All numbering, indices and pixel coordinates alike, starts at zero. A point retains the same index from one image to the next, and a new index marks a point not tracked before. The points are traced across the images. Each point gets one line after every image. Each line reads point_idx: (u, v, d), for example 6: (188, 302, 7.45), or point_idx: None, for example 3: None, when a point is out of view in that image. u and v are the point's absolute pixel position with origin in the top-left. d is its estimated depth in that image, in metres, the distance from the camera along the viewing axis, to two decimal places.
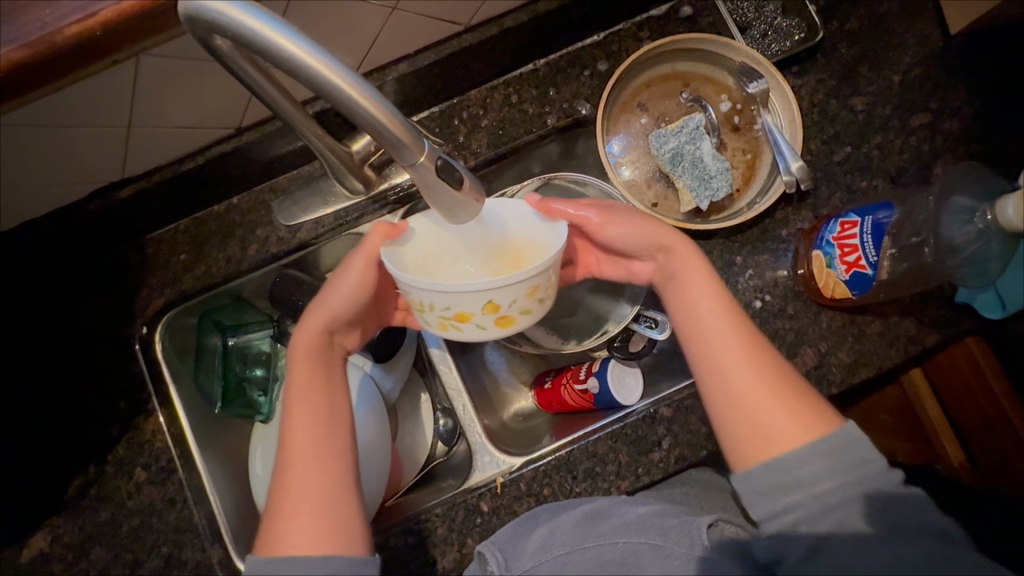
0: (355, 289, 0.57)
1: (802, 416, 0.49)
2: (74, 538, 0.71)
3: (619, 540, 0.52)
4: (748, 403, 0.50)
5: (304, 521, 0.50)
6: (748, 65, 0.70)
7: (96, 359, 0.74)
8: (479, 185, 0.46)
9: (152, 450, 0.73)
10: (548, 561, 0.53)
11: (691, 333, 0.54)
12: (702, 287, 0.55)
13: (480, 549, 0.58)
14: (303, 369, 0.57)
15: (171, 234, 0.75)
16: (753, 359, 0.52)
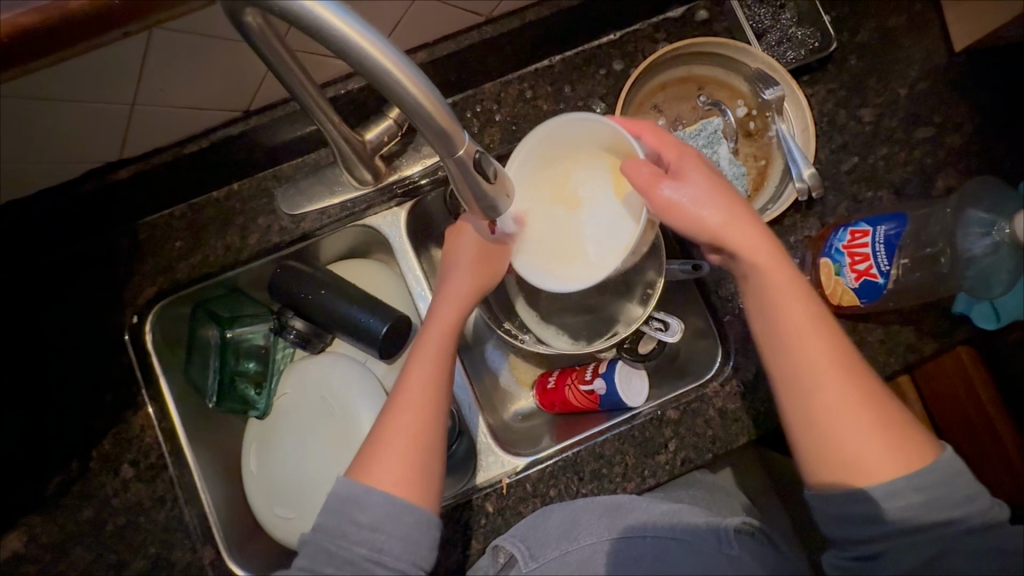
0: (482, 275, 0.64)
1: (894, 438, 0.51)
2: (53, 538, 0.67)
3: (649, 534, 0.58)
4: (829, 408, 0.52)
5: (392, 472, 0.54)
6: (764, 72, 0.71)
7: (82, 349, 0.70)
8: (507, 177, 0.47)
9: (142, 447, 0.69)
10: (574, 551, 0.59)
11: (782, 322, 0.54)
12: (794, 281, 0.55)
13: (500, 542, 0.64)
14: (436, 330, 0.62)
15: (166, 219, 0.72)
16: (850, 357, 0.53)
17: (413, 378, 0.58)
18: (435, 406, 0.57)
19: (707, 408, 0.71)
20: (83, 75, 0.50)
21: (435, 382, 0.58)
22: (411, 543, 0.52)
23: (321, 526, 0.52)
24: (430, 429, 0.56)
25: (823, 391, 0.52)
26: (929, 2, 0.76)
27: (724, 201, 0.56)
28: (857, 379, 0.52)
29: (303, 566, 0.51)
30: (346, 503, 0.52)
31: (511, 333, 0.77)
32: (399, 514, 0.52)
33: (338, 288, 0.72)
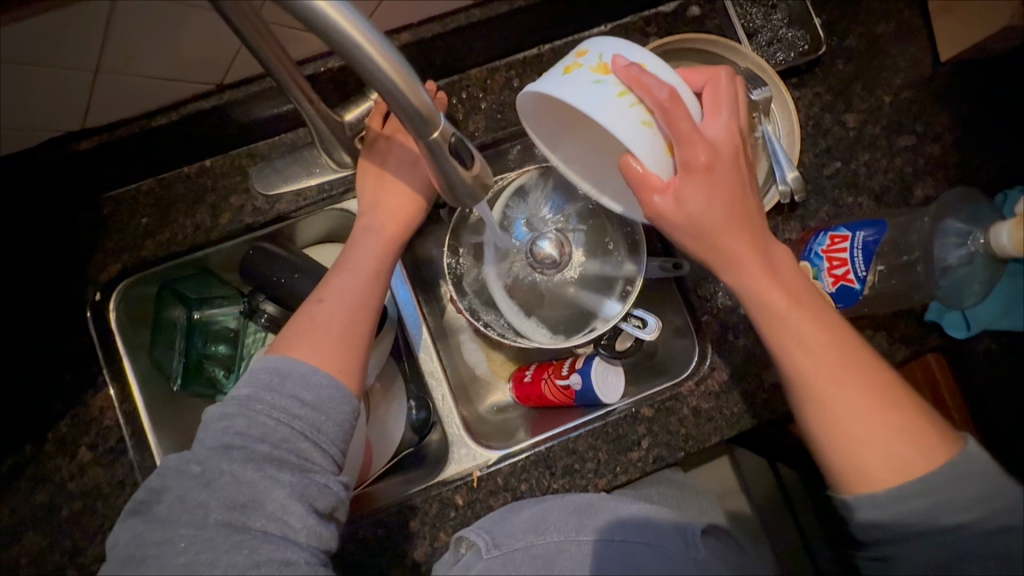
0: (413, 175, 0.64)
1: (908, 455, 0.50)
2: (5, 522, 0.65)
3: (617, 538, 0.58)
4: (838, 423, 0.51)
5: (323, 344, 0.54)
6: (753, 72, 0.71)
7: (40, 327, 0.67)
8: (486, 171, 0.44)
9: (100, 430, 0.67)
10: (542, 544, 0.59)
11: (776, 328, 0.53)
12: (806, 298, 0.53)
13: (467, 533, 0.63)
14: (371, 229, 0.62)
15: (133, 194, 0.69)
16: (858, 361, 0.52)
17: (353, 267, 0.60)
18: (367, 292, 0.59)
19: (682, 407, 0.71)
20: (44, 39, 0.47)
21: (379, 270, 0.61)
22: (334, 423, 0.52)
23: (250, 398, 0.51)
24: (364, 321, 0.57)
25: (820, 406, 0.52)
26: (918, 10, 0.76)
27: (729, 219, 0.52)
28: (862, 394, 0.51)
29: (232, 441, 0.49)
30: (275, 378, 0.52)
31: (511, 338, 0.70)
32: (336, 394, 0.53)
33: (311, 273, 0.70)
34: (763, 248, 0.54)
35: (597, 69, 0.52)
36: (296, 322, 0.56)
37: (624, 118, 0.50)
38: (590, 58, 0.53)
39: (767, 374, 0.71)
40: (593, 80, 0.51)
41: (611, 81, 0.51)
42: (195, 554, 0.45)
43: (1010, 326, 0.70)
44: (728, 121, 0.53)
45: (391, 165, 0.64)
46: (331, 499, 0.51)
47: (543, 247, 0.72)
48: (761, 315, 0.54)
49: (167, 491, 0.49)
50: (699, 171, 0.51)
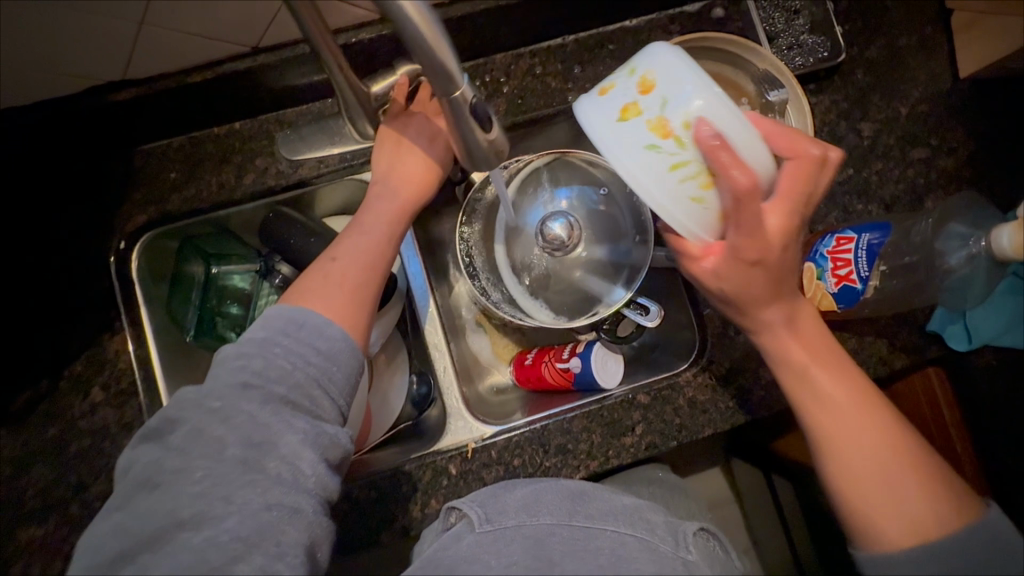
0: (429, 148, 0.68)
1: (926, 511, 0.50)
2: (15, 454, 0.67)
3: (610, 528, 0.59)
4: (859, 478, 0.53)
5: (335, 298, 0.57)
6: (771, 74, 0.72)
7: (66, 269, 0.70)
8: (502, 145, 0.47)
9: (114, 371, 0.69)
10: (533, 524, 0.59)
11: (801, 380, 0.56)
12: (827, 351, 0.57)
13: (460, 506, 0.63)
14: (385, 201, 0.65)
15: (164, 149, 0.72)
16: (883, 419, 0.54)
17: (366, 229, 0.62)
18: (379, 256, 0.61)
19: (677, 397, 0.72)
20: None
21: (392, 238, 0.63)
22: (340, 377, 0.54)
23: (267, 341, 0.52)
24: (373, 280, 0.60)
25: (841, 460, 0.54)
26: (940, 26, 0.78)
27: (769, 282, 0.53)
28: (884, 446, 0.53)
29: (249, 380, 0.50)
30: (288, 323, 0.53)
31: (512, 314, 0.72)
32: (347, 347, 0.55)
33: (327, 239, 0.73)
34: (794, 311, 0.56)
35: (655, 126, 0.49)
36: (306, 276, 0.58)
37: (671, 192, 0.50)
38: (652, 102, 0.50)
39: (764, 371, 0.72)
40: (648, 141, 0.49)
41: (669, 147, 0.49)
42: (208, 486, 0.46)
43: (1014, 343, 0.70)
44: (790, 209, 0.51)
45: (411, 137, 0.67)
46: (339, 450, 0.52)
47: (553, 229, 0.73)
48: (791, 368, 0.57)
49: (183, 420, 0.49)
50: (745, 261, 0.51)
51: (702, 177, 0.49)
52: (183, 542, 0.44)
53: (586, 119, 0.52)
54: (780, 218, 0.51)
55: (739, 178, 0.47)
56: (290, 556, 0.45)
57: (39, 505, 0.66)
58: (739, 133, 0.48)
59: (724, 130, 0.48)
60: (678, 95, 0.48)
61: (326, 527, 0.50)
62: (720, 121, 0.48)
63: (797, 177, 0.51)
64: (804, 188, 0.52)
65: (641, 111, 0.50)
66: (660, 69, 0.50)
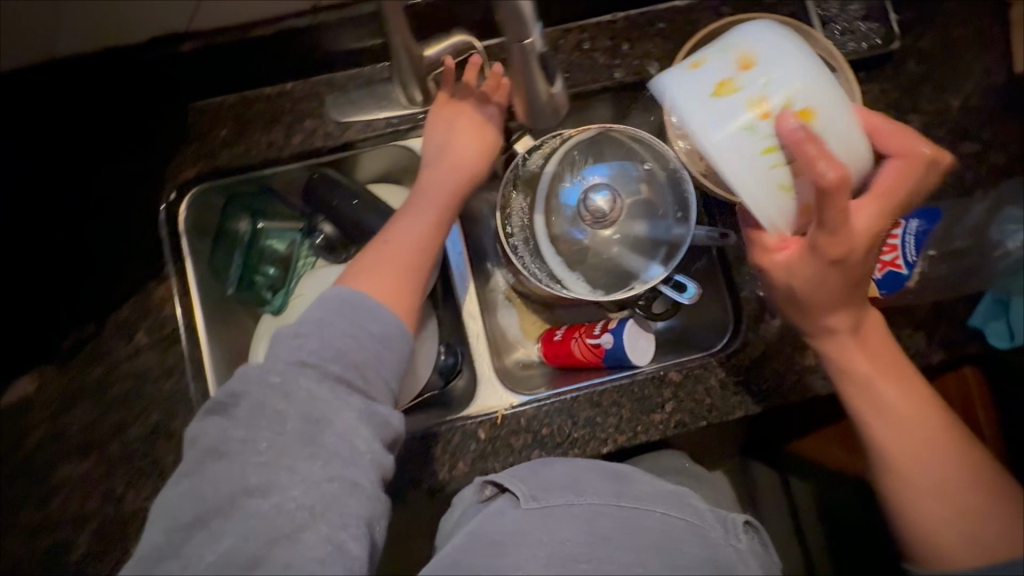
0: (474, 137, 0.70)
1: (976, 522, 0.54)
2: (61, 390, 0.69)
3: (656, 510, 0.61)
4: (917, 492, 0.55)
5: (386, 284, 0.59)
6: (824, 59, 0.71)
7: (119, 215, 0.72)
8: (562, 104, 0.52)
9: (158, 317, 0.71)
10: (581, 504, 0.60)
11: (875, 406, 0.57)
12: (886, 362, 0.57)
13: (502, 478, 0.63)
14: (432, 187, 0.68)
15: (216, 108, 0.73)
16: (954, 449, 0.56)
17: (417, 213, 0.66)
18: (427, 242, 0.64)
19: (709, 377, 0.72)
20: None
21: (436, 228, 0.65)
22: (394, 358, 0.56)
23: (322, 320, 0.54)
24: (422, 263, 0.63)
25: (903, 477, 0.56)
26: (998, 20, 0.76)
27: (849, 280, 0.53)
28: (955, 474, 0.55)
29: (307, 359, 0.52)
30: (343, 305, 0.56)
31: (548, 283, 0.74)
32: (399, 331, 0.57)
33: (369, 202, 0.75)
34: (859, 318, 0.57)
35: (753, 105, 0.48)
36: (371, 251, 0.62)
37: (760, 174, 0.48)
38: (750, 82, 0.49)
39: (798, 357, 0.72)
40: (742, 118, 0.48)
41: (764, 129, 0.47)
42: (274, 456, 0.48)
43: None
44: (874, 211, 0.51)
45: (460, 125, 0.69)
46: (391, 431, 0.53)
47: (595, 202, 0.73)
48: (866, 393, 0.57)
49: (247, 393, 0.50)
50: (826, 258, 0.51)
51: (792, 166, 0.48)
52: (257, 506, 0.46)
53: (674, 91, 0.50)
54: (868, 218, 0.51)
55: (827, 172, 0.44)
56: (352, 528, 0.46)
57: (82, 441, 0.69)
58: (835, 125, 0.47)
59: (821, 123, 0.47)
60: (782, 76, 0.48)
61: (382, 507, 0.50)
62: (826, 106, 0.47)
63: (896, 176, 0.52)
64: (902, 187, 0.52)
65: (739, 88, 0.49)
66: (764, 51, 0.49)
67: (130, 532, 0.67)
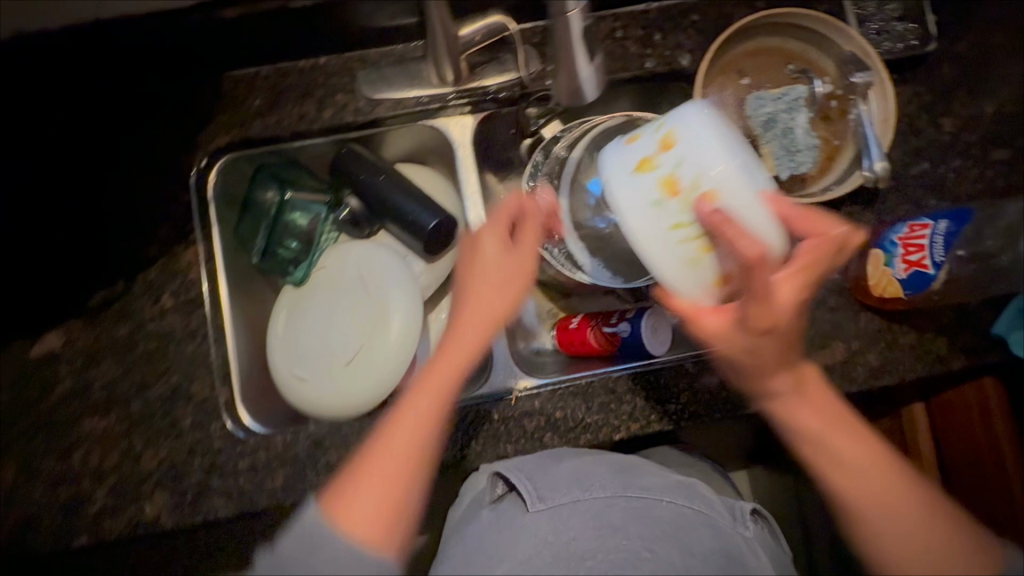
0: (504, 291, 0.60)
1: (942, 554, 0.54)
2: (87, 347, 0.71)
3: (665, 499, 0.63)
4: (885, 535, 0.55)
5: (368, 522, 0.52)
6: (857, 56, 0.71)
7: (151, 179, 0.74)
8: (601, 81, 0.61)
9: (184, 281, 0.73)
10: (588, 500, 0.62)
11: (832, 459, 0.57)
12: (835, 417, 0.58)
13: (510, 474, 0.65)
14: (446, 360, 0.58)
15: (251, 78, 0.74)
16: (903, 485, 0.56)
17: (427, 394, 0.57)
18: (424, 441, 0.56)
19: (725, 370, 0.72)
20: None
21: (437, 408, 0.57)
22: None
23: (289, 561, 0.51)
24: (416, 477, 0.55)
25: (866, 520, 0.56)
26: None
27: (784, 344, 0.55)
28: (913, 512, 0.55)
29: None
30: (308, 546, 0.52)
31: (568, 267, 0.75)
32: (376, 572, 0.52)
33: (396, 180, 0.75)
34: (802, 377, 0.57)
35: (665, 185, 0.48)
36: (365, 452, 0.56)
37: (672, 253, 0.49)
38: (669, 160, 0.48)
39: (816, 356, 0.71)
40: (655, 200, 0.49)
41: (675, 207, 0.48)
42: None
43: None
44: (798, 283, 0.52)
45: (487, 274, 0.60)
46: None
47: None
48: (823, 449, 0.57)
49: None
50: (756, 329, 0.53)
51: (704, 241, 0.48)
52: None
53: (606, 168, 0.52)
54: (792, 290, 0.52)
55: (742, 248, 0.46)
56: None
57: (104, 398, 0.70)
58: (746, 205, 0.46)
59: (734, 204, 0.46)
60: (694, 153, 0.47)
61: None
62: (729, 186, 0.46)
63: (814, 255, 0.52)
64: (822, 263, 0.53)
65: (656, 167, 0.49)
66: (684, 128, 0.47)
67: (146, 490, 0.68)
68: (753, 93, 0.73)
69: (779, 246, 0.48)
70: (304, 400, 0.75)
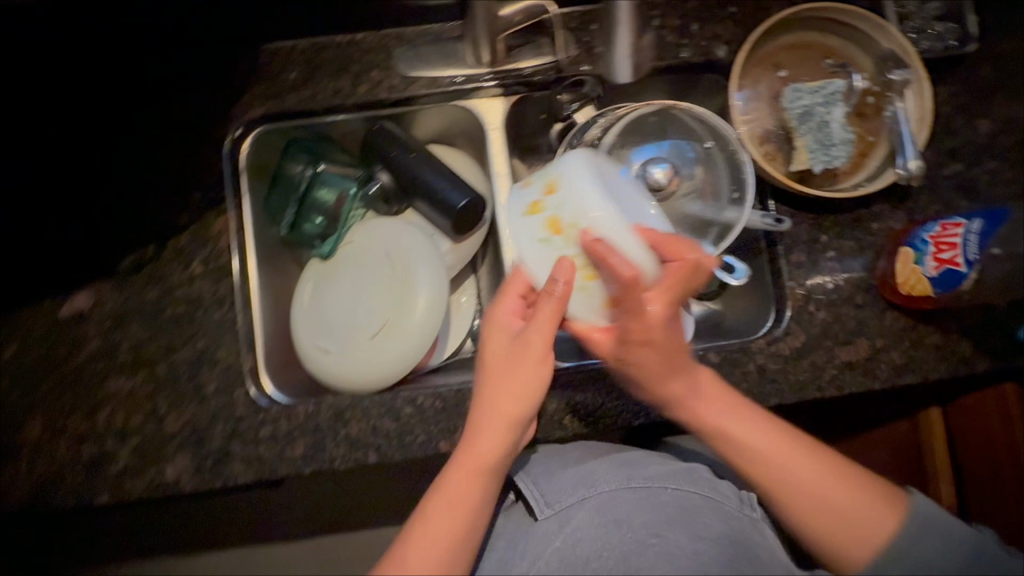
0: (524, 401, 0.58)
1: (875, 514, 0.58)
2: (117, 308, 0.72)
3: (671, 486, 0.64)
4: (818, 511, 0.58)
5: None
6: (897, 53, 0.70)
7: (186, 146, 0.74)
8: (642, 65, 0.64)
9: (214, 249, 0.73)
10: (592, 496, 0.64)
11: (740, 446, 0.60)
12: (732, 405, 0.61)
13: (518, 479, 0.69)
14: (467, 477, 0.57)
15: (288, 50, 0.75)
16: (816, 458, 0.60)
17: (453, 511, 0.57)
18: (452, 555, 0.56)
19: (748, 362, 0.71)
20: None
21: (460, 525, 0.57)
22: None
23: None
24: None
25: (789, 500, 0.59)
26: None
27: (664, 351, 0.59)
28: (835, 484, 0.59)
29: None
30: None
31: None
32: None
33: (426, 157, 0.76)
34: (695, 377, 0.61)
35: (551, 224, 0.57)
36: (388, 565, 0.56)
37: None
38: (554, 203, 0.57)
39: (840, 352, 0.71)
40: (544, 237, 0.57)
41: (561, 242, 0.57)
42: None
43: None
44: (667, 299, 0.57)
45: (505, 386, 0.58)
46: None
47: (654, 174, 0.74)
48: (712, 436, 0.61)
49: None
50: (633, 338, 0.58)
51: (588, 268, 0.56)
52: None
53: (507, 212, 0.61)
54: (661, 306, 0.57)
55: (620, 272, 0.53)
56: None
57: (132, 359, 0.71)
58: (616, 235, 0.54)
59: (609, 236, 0.54)
60: (573, 198, 0.55)
61: None
62: (600, 221, 0.54)
63: (677, 276, 0.56)
64: (686, 283, 0.57)
65: (544, 208, 0.57)
66: (564, 176, 0.56)
67: (169, 452, 0.69)
68: (789, 86, 0.74)
69: (651, 270, 0.55)
70: (322, 369, 0.76)
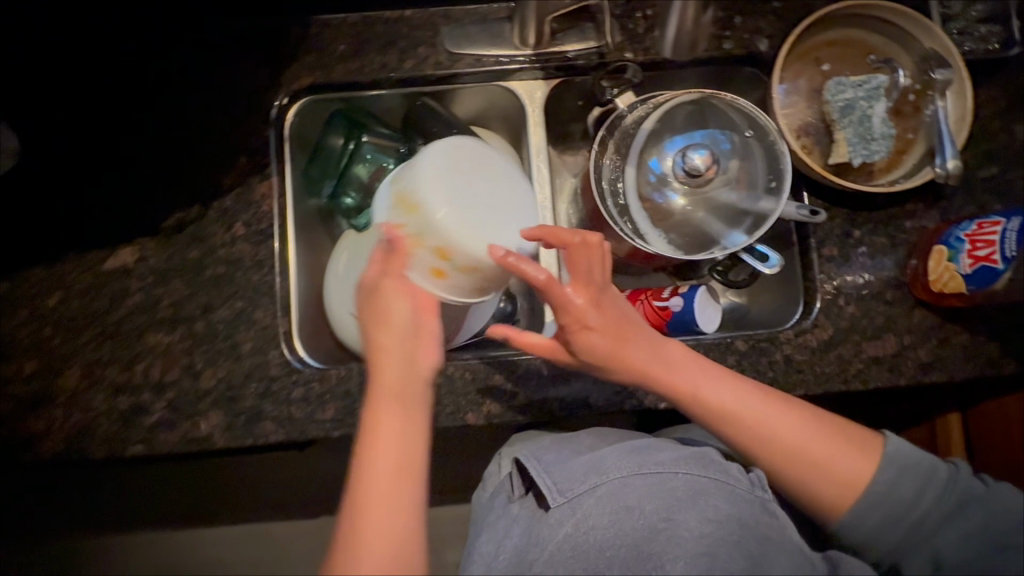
0: (404, 332, 0.55)
1: (853, 457, 0.62)
2: (159, 265, 0.73)
3: (681, 471, 0.63)
4: (814, 465, 0.62)
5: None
6: (939, 52, 0.72)
7: (234, 111, 0.76)
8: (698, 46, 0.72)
9: (256, 212, 0.75)
10: (604, 483, 0.62)
11: (713, 411, 0.62)
12: (700, 369, 0.63)
13: (529, 467, 0.68)
14: (384, 423, 0.54)
15: (339, 23, 0.77)
16: (794, 412, 0.63)
17: (378, 459, 0.53)
18: (399, 495, 0.53)
19: (775, 351, 0.72)
20: None
21: (400, 468, 0.53)
22: None
23: None
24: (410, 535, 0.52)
25: (777, 456, 0.62)
26: None
27: (613, 328, 0.60)
28: (811, 437, 0.63)
29: None
30: None
31: (629, 232, 0.73)
32: None
33: (466, 134, 0.77)
34: (659, 342, 0.62)
35: (400, 188, 0.58)
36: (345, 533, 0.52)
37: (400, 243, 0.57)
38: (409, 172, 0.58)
39: (868, 347, 0.72)
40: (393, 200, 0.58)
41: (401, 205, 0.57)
42: None
43: None
44: (588, 280, 0.57)
45: (388, 332, 0.55)
46: None
47: (693, 161, 0.73)
48: (682, 397, 0.63)
49: None
50: (575, 322, 0.58)
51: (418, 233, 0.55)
52: None
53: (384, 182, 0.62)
54: (584, 293, 0.57)
55: (534, 277, 0.54)
56: None
57: (171, 316, 0.72)
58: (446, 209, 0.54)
59: (442, 206, 0.55)
60: (421, 170, 0.57)
61: None
62: (435, 192, 0.55)
63: (583, 257, 0.55)
64: (592, 264, 0.56)
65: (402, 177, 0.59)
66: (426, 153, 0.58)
67: (203, 407, 0.70)
68: (832, 79, 0.75)
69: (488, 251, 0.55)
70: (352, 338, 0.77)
